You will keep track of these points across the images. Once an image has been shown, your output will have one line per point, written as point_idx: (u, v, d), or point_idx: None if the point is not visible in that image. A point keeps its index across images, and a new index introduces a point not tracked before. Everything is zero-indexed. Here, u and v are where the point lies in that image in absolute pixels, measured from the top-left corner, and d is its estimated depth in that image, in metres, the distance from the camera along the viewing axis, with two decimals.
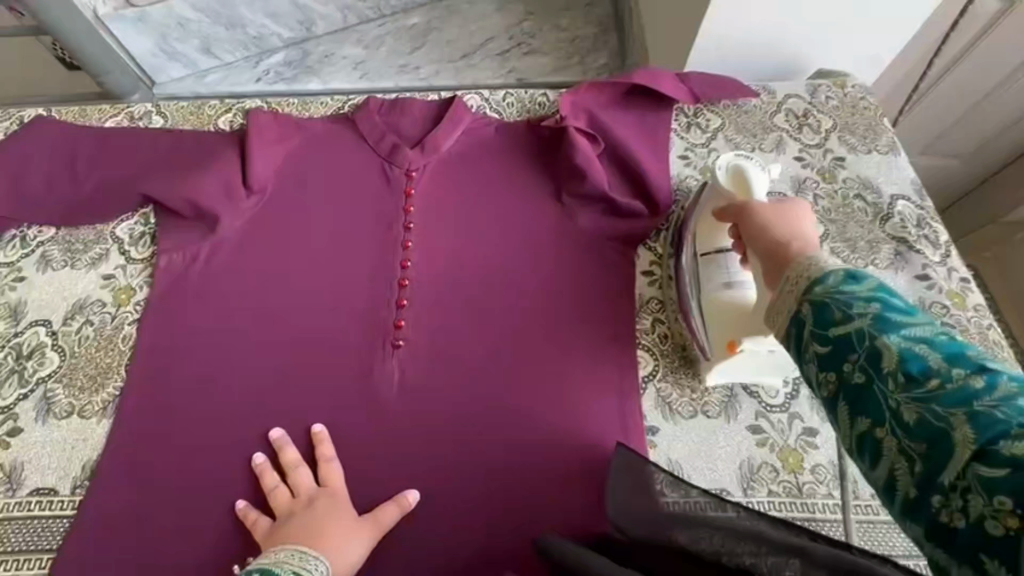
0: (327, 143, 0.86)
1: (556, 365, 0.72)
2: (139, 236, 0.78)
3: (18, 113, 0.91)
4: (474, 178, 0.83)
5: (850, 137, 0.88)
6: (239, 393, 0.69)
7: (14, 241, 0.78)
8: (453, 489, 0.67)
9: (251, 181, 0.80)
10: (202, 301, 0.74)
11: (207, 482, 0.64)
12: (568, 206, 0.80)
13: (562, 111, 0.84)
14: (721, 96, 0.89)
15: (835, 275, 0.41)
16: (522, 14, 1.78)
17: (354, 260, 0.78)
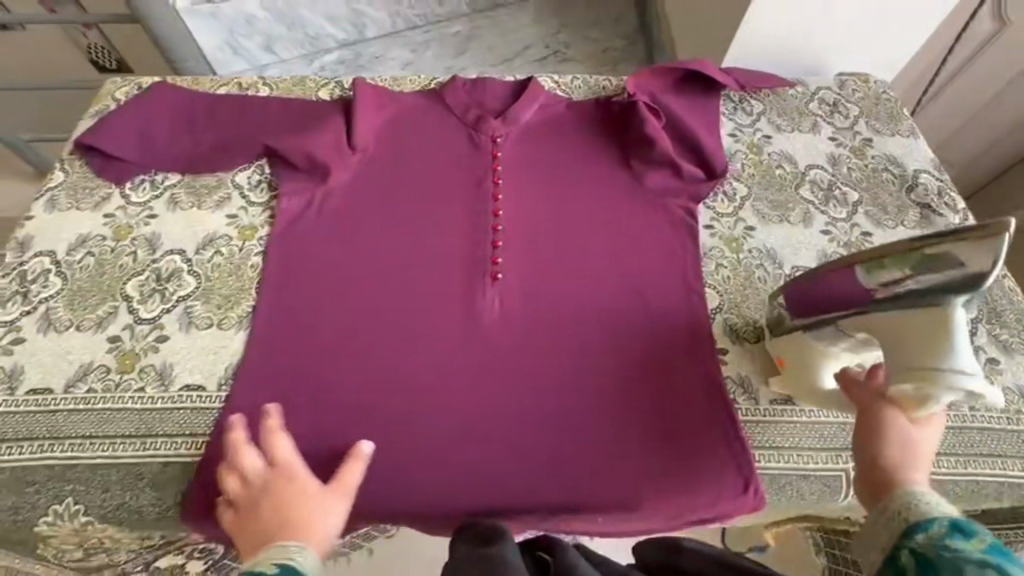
0: (421, 111, 0.97)
1: (636, 297, 0.81)
2: (258, 184, 0.88)
3: (137, 79, 1.01)
4: (554, 144, 0.94)
5: (875, 122, 1.01)
6: (358, 315, 0.78)
7: (144, 184, 0.87)
8: (551, 400, 0.75)
9: (356, 141, 0.91)
10: (319, 238, 0.83)
11: (337, 387, 0.73)
12: (637, 170, 0.90)
13: (628, 90, 0.96)
14: (763, 85, 1.01)
15: (942, 526, 0.49)
16: (557, 26, 1.93)
17: (450, 210, 0.88)
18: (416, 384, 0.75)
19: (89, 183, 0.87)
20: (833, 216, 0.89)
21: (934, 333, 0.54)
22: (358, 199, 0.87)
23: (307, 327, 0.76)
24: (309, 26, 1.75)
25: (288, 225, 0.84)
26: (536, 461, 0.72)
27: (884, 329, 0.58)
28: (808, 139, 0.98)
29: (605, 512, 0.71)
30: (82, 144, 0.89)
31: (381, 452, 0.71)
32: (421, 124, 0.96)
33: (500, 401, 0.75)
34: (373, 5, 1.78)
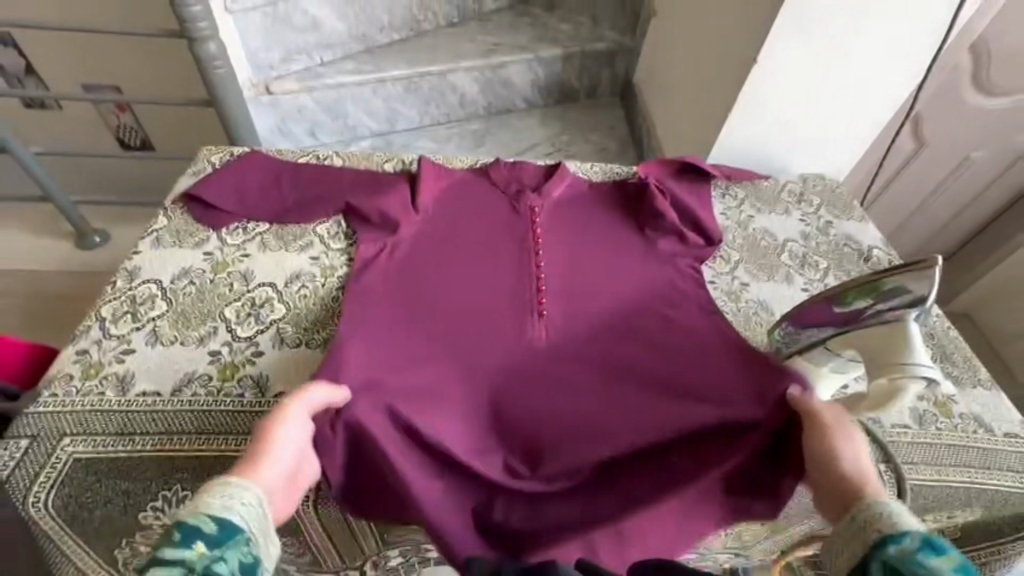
0: (472, 182, 1.18)
1: (655, 327, 0.98)
2: (336, 233, 1.04)
3: (229, 148, 1.20)
4: (583, 213, 1.15)
5: (834, 209, 1.25)
6: (428, 337, 0.94)
7: (238, 230, 1.02)
8: (592, 416, 0.91)
9: (420, 203, 1.09)
10: (393, 273, 0.99)
11: (417, 400, 0.87)
12: (650, 236, 1.10)
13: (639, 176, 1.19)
14: (743, 177, 1.26)
15: (913, 540, 0.52)
16: (560, 129, 2.26)
17: (500, 254, 1.06)
18: (480, 403, 0.92)
19: (190, 227, 1.01)
20: (809, 278, 1.11)
21: (896, 341, 0.70)
22: (425, 248, 1.04)
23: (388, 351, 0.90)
24: (350, 118, 2.02)
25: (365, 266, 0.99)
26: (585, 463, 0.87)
27: (863, 342, 0.74)
28: (783, 219, 1.22)
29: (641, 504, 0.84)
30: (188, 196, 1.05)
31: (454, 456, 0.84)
32: (473, 192, 1.16)
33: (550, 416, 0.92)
34: (407, 104, 2.08)
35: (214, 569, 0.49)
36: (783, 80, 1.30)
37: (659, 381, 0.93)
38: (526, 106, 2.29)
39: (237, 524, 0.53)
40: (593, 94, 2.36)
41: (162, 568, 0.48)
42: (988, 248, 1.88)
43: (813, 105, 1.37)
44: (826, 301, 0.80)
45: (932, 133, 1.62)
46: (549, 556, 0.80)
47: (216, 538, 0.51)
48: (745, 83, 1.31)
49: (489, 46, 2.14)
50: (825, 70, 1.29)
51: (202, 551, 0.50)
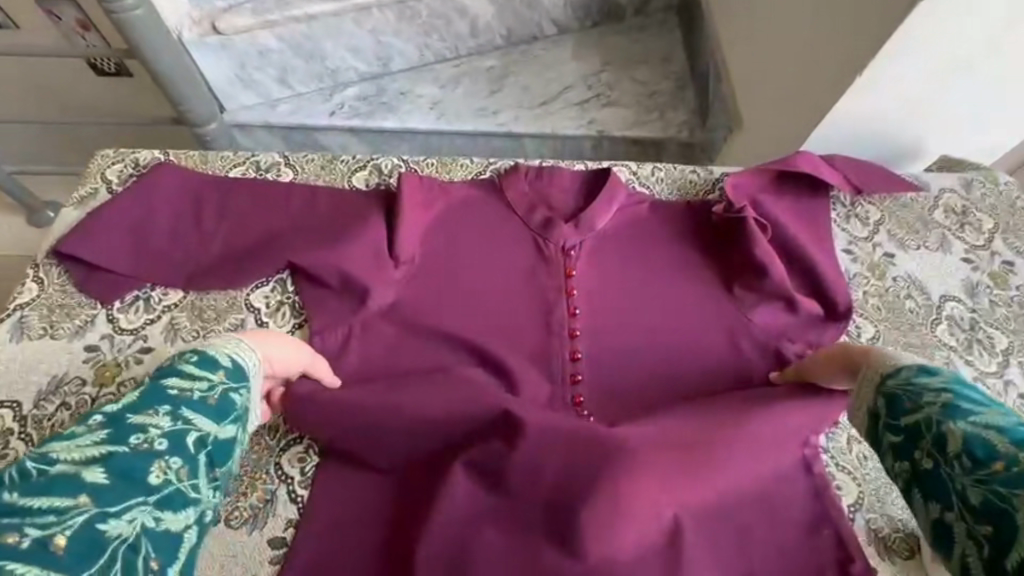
0: (464, 208, 0.79)
1: (697, 351, 0.73)
2: (277, 307, 0.73)
3: (132, 154, 0.84)
4: (629, 257, 0.78)
5: (1014, 239, 0.84)
6: (404, 346, 0.71)
7: (137, 303, 0.71)
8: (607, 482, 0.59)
9: (400, 255, 0.73)
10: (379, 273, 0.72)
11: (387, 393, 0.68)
12: (743, 301, 0.74)
13: (730, 199, 0.78)
14: (881, 188, 0.84)
15: (909, 369, 0.52)
16: (599, 64, 1.73)
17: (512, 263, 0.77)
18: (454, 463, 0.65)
19: (68, 300, 0.71)
20: (981, 368, 0.73)
21: None
22: (412, 320, 0.72)
23: (361, 514, 0.65)
24: (329, 59, 1.56)
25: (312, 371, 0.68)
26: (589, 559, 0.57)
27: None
28: (938, 259, 0.82)
29: None
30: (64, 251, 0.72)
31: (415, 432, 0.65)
32: (464, 226, 0.78)
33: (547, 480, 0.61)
34: (401, 37, 1.59)
35: (229, 396, 0.55)
36: (950, 31, 0.83)
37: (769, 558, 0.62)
38: (555, 31, 1.76)
39: (246, 372, 0.58)
40: (643, 10, 1.80)
41: (183, 375, 0.54)
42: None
43: (985, 68, 0.90)
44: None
45: None
46: None
47: (233, 373, 0.56)
48: (886, 44, 0.84)
49: None
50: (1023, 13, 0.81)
51: (224, 378, 0.55)
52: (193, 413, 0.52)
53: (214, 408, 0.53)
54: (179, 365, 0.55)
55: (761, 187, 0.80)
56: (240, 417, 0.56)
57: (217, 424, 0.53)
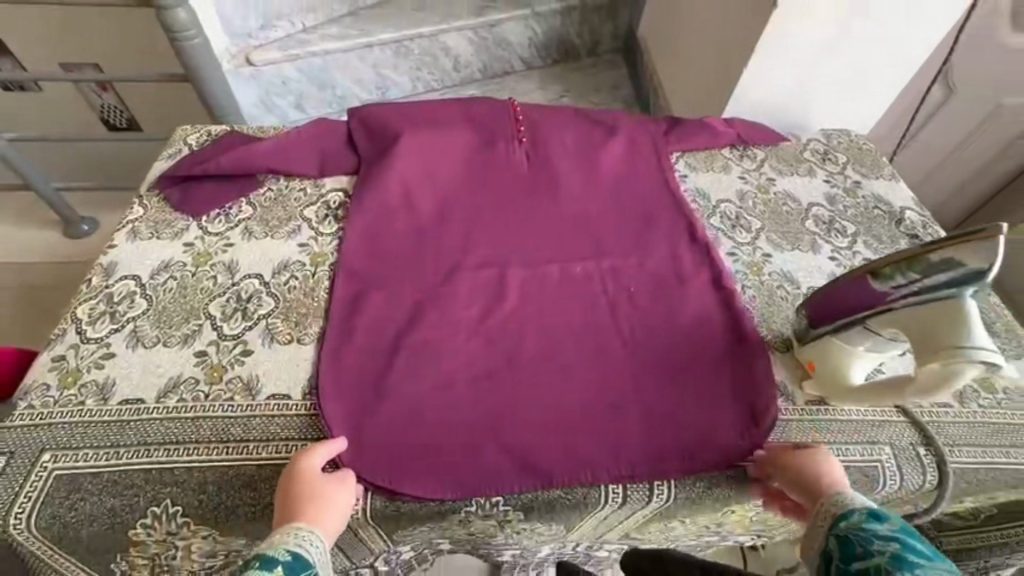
0: (456, 124, 1.09)
1: (636, 228, 0.99)
2: (324, 217, 0.97)
3: (206, 128, 1.12)
4: (579, 145, 1.10)
5: (860, 167, 1.16)
6: (418, 248, 0.93)
7: (219, 217, 0.95)
8: (580, 321, 0.86)
9: (411, 195, 0.99)
10: (398, 204, 0.98)
11: (411, 278, 0.89)
12: (669, 229, 1.00)
13: (634, 140, 1.12)
14: (757, 136, 1.18)
15: (861, 515, 0.59)
16: (560, 91, 2.10)
17: (495, 187, 1.03)
18: (468, 315, 0.85)
19: (168, 216, 0.94)
20: (837, 245, 1.01)
21: (948, 322, 0.63)
22: (422, 245, 0.93)
23: (386, 353, 0.80)
24: (338, 88, 1.89)
25: (363, 241, 0.93)
26: (573, 368, 0.81)
27: (905, 320, 0.66)
28: (806, 181, 1.12)
29: (635, 407, 0.78)
30: (166, 196, 0.97)
31: (436, 296, 0.87)
32: (450, 136, 1.07)
33: (536, 326, 0.85)
34: (397, 70, 1.94)
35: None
36: (810, 23, 1.18)
37: (710, 364, 0.82)
38: (523, 67, 2.15)
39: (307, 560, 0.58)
40: (595, 50, 2.22)
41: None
42: (1000, 215, 1.85)
43: (834, 57, 1.26)
44: (861, 277, 0.69)
45: (962, 75, 1.50)
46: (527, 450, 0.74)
47: (291, 566, 0.56)
48: (769, 26, 1.17)
49: (481, 4, 2.00)
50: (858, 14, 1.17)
51: None
52: None
53: None
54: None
55: (668, 131, 1.15)
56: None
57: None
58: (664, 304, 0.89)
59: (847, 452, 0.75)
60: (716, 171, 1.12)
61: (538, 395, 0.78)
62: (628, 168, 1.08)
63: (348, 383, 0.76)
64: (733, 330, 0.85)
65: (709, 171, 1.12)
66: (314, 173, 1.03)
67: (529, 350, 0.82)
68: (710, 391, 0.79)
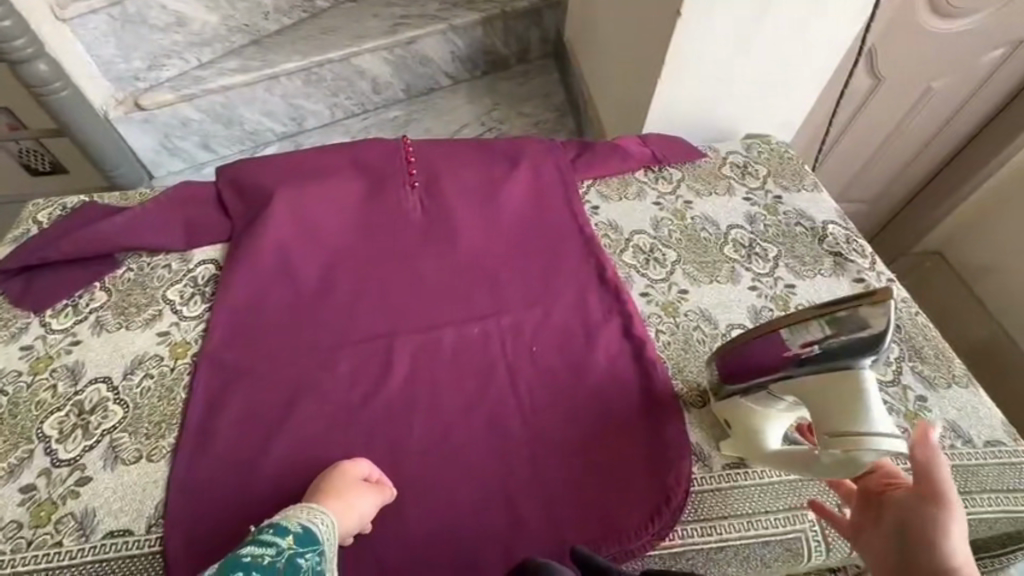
0: (339, 170, 0.98)
1: (542, 275, 0.91)
2: (190, 296, 0.86)
3: (60, 200, 0.99)
4: (478, 182, 1.00)
5: (782, 180, 1.09)
6: (293, 324, 0.82)
7: (66, 309, 0.83)
8: (478, 395, 0.78)
9: (289, 258, 0.88)
10: (271, 273, 0.87)
11: (285, 362, 0.78)
12: (578, 272, 0.91)
13: (539, 169, 1.04)
14: (674, 154, 1.11)
15: None
16: (490, 105, 1.98)
17: (385, 240, 0.92)
18: (349, 403, 0.75)
19: (5, 315, 0.82)
20: (757, 272, 0.94)
21: (847, 396, 0.57)
22: (299, 319, 0.82)
23: (251, 460, 0.70)
24: (247, 123, 1.74)
25: (231, 320, 0.82)
26: (468, 454, 0.73)
27: (804, 389, 0.60)
28: (725, 200, 1.05)
29: (536, 495, 0.70)
30: (3, 289, 0.85)
31: (313, 383, 0.77)
32: (333, 185, 0.95)
33: (428, 407, 0.76)
34: (311, 99, 1.78)
35: (297, 561, 0.55)
36: (716, 25, 1.10)
37: (619, 432, 0.75)
38: (450, 83, 2.01)
39: (316, 535, 0.59)
40: (525, 58, 2.11)
41: (257, 543, 0.56)
42: (943, 194, 1.78)
43: (751, 61, 1.19)
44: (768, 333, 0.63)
45: (887, 63, 1.44)
46: (415, 564, 0.66)
47: (302, 539, 0.58)
48: (673, 36, 1.10)
49: (395, 21, 1.84)
50: (766, 11, 1.09)
51: (291, 545, 0.57)
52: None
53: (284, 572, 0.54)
54: (257, 537, 0.57)
55: (575, 159, 1.07)
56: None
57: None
58: (570, 364, 0.81)
59: (766, 523, 0.70)
60: (629, 199, 1.04)
61: (429, 495, 0.70)
62: (534, 204, 1.00)
63: (201, 507, 0.66)
64: (643, 388, 0.78)
65: (622, 199, 1.04)
66: (178, 243, 0.91)
67: (419, 438, 0.74)
68: (615, 466, 0.72)
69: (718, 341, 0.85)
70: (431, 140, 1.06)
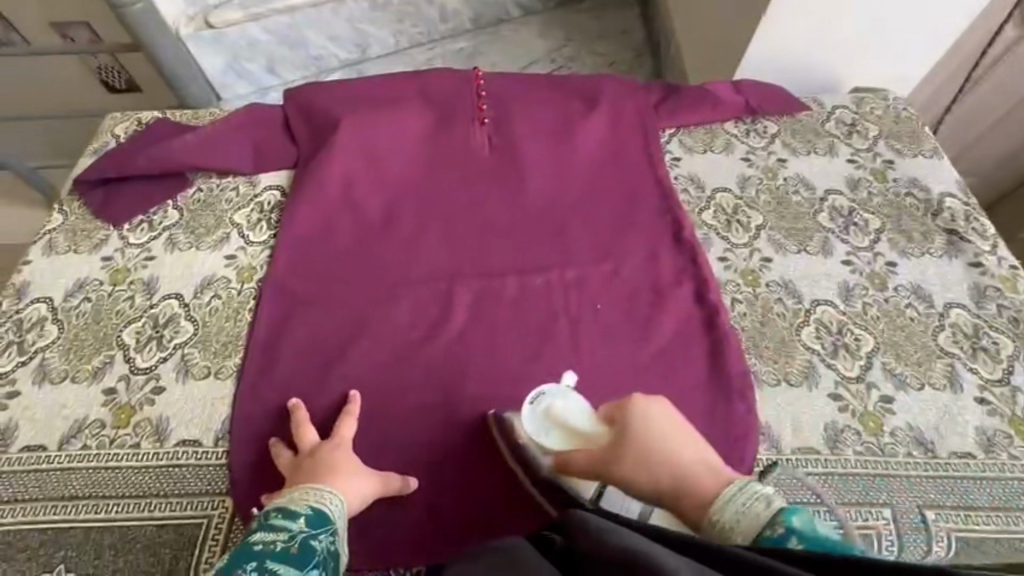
0: (407, 99, 0.93)
1: (613, 228, 0.85)
2: (256, 222, 0.86)
3: (137, 115, 1.00)
4: (551, 122, 0.93)
5: (895, 142, 0.96)
6: (355, 257, 0.81)
7: (142, 225, 0.85)
8: (537, 347, 0.75)
9: (353, 190, 0.86)
10: (335, 204, 0.85)
11: (345, 294, 0.78)
12: (653, 228, 0.85)
13: (619, 111, 0.95)
14: (772, 104, 0.98)
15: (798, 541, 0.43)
16: (562, 40, 1.80)
17: (449, 177, 0.88)
18: (406, 342, 0.75)
19: (88, 225, 0.85)
20: (855, 244, 0.84)
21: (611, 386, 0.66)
22: (360, 252, 0.81)
23: (312, 387, 0.71)
24: (312, 48, 1.69)
25: (294, 251, 0.82)
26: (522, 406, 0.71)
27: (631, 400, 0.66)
28: (824, 162, 0.94)
29: None
30: (85, 199, 0.87)
31: (371, 318, 0.76)
32: (399, 115, 0.91)
33: (485, 354, 0.75)
34: (376, 25, 1.71)
35: (310, 543, 0.54)
36: None
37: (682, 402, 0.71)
38: (521, 14, 1.86)
39: (328, 516, 0.57)
40: None
41: (268, 529, 0.54)
42: None
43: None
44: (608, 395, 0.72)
45: None
46: (465, 506, 0.67)
47: (314, 520, 0.56)
48: None
49: None
50: None
51: (303, 528, 0.55)
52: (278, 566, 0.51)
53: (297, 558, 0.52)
54: (267, 521, 0.55)
55: (659, 104, 0.97)
56: (322, 563, 0.53)
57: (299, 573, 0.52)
58: (635, 324, 0.77)
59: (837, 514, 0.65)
60: (714, 152, 0.95)
61: (481, 443, 0.70)
62: (609, 150, 0.92)
63: (264, 426, 0.68)
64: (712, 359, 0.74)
65: (707, 152, 0.95)
66: (245, 166, 0.90)
67: (474, 384, 0.73)
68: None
69: (802, 316, 0.78)
70: (503, 73, 0.99)
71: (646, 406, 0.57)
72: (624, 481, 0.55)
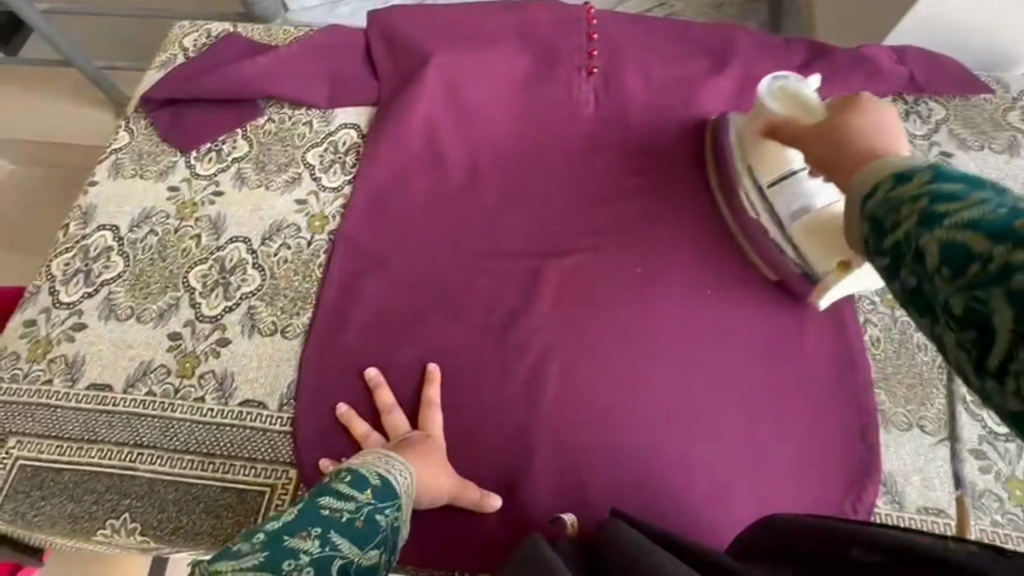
0: (506, 35, 0.80)
1: None
2: (330, 164, 0.78)
3: (205, 25, 0.91)
4: (672, 79, 0.79)
5: None
6: (435, 218, 0.72)
7: (210, 154, 0.79)
8: (632, 347, 0.66)
9: (439, 140, 0.76)
10: (417, 152, 0.76)
11: (422, 259, 0.70)
12: None
13: (755, 74, 0.79)
14: (944, 83, 0.80)
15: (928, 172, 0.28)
16: None
17: (548, 135, 0.77)
18: (486, 322, 0.68)
19: (154, 148, 0.79)
20: None
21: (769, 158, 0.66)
22: (441, 213, 0.73)
23: (382, 360, 0.66)
24: None
25: (370, 202, 0.74)
26: (609, 413, 0.63)
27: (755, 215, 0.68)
28: (1000, 162, 0.77)
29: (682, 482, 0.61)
30: (151, 118, 0.81)
31: (448, 290, 0.69)
32: (497, 55, 0.79)
33: (572, 348, 0.66)
34: None
35: (375, 517, 0.48)
36: None
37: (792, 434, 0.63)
38: None
39: (394, 487, 0.51)
40: None
41: (336, 496, 0.48)
42: None
43: None
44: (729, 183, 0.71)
45: None
46: (538, 514, 0.61)
47: (381, 491, 0.50)
48: None
49: None
50: None
51: (370, 500, 0.49)
52: (343, 540, 0.44)
53: (362, 534, 0.46)
54: (332, 485, 0.49)
55: (802, 67, 0.80)
56: (386, 541, 0.47)
57: (362, 551, 0.45)
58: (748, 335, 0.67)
59: None
60: None
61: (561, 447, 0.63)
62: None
63: (331, 397, 0.64)
64: (831, 387, 0.64)
65: None
66: (320, 98, 0.81)
67: (556, 379, 0.65)
68: (779, 468, 0.62)
69: None
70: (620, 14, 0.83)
71: (877, 106, 0.47)
72: (808, 146, 0.50)
